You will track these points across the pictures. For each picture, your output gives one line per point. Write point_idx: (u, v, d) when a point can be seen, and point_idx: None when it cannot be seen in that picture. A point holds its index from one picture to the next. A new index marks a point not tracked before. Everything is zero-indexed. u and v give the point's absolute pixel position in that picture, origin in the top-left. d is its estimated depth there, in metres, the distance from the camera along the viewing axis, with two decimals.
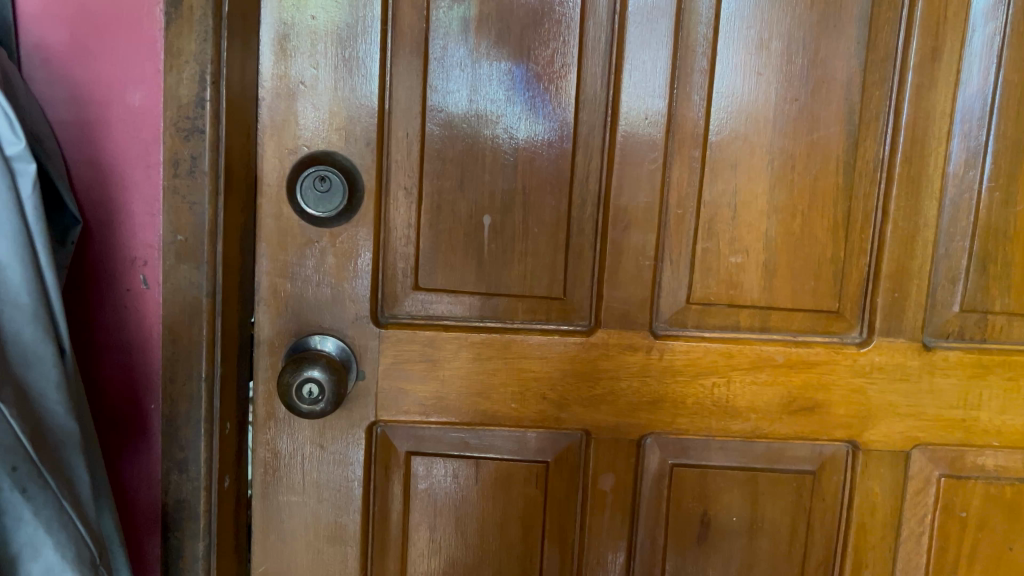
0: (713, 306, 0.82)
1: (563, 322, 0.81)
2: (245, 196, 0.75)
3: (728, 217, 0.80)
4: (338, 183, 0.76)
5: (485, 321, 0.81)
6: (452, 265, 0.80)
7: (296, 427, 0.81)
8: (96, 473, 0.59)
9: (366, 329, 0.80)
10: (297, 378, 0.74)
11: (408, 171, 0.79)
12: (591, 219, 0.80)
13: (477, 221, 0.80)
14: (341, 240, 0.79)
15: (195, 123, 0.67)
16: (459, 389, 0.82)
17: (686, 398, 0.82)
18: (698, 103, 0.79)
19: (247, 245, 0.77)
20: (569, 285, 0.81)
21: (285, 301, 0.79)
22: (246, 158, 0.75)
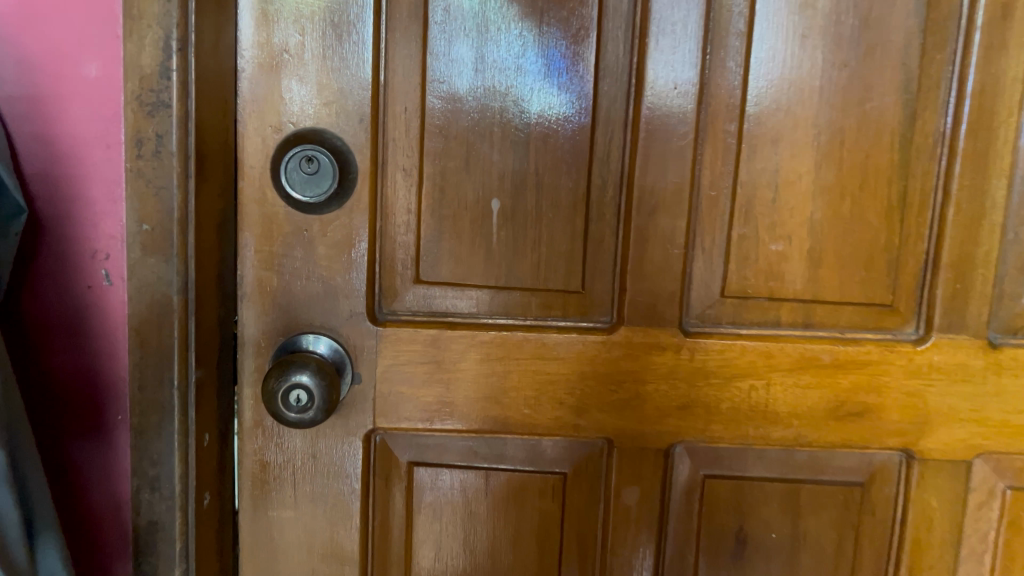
0: (751, 300, 0.73)
1: (581, 318, 0.73)
2: (224, 180, 0.67)
3: (768, 199, 0.71)
4: (327, 164, 0.67)
5: (495, 318, 0.73)
6: (457, 256, 0.72)
7: (286, 436, 0.73)
8: (35, 489, 0.52)
9: (362, 327, 0.72)
10: (284, 385, 0.66)
11: (408, 151, 0.71)
12: (612, 202, 0.71)
13: (485, 206, 0.71)
14: (333, 228, 0.71)
15: (160, 97, 0.59)
16: (466, 393, 0.73)
17: (720, 403, 0.73)
18: (733, 71, 0.70)
19: (227, 235, 0.69)
20: (588, 277, 0.72)
21: (272, 297, 0.71)
22: (224, 137, 0.67)
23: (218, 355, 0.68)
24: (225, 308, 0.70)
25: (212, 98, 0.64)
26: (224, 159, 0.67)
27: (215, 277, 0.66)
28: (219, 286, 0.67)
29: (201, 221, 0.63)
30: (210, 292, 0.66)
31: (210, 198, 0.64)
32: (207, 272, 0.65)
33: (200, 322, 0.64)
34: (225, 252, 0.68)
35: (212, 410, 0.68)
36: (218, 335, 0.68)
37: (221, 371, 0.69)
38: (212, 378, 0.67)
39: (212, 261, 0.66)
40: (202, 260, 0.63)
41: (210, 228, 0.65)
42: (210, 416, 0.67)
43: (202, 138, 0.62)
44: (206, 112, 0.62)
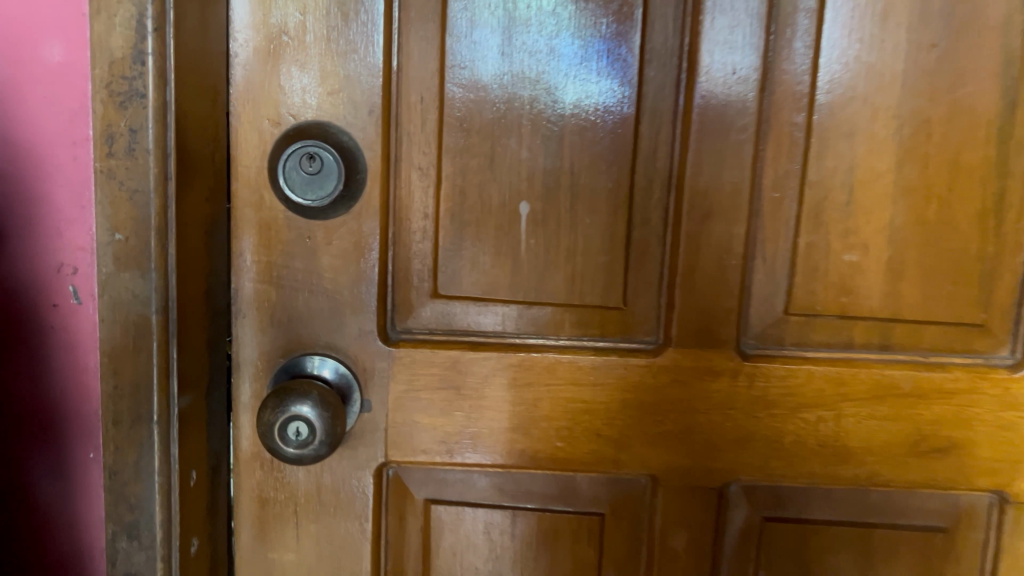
0: (820, 318, 0.63)
1: (623, 338, 0.64)
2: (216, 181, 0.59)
3: (840, 202, 0.61)
4: (331, 162, 0.58)
5: (523, 338, 0.64)
6: (481, 267, 0.63)
7: (288, 470, 0.65)
8: None
9: (373, 348, 0.63)
10: (281, 418, 0.57)
11: (424, 147, 0.62)
12: (659, 206, 0.62)
13: (513, 209, 0.62)
14: (340, 236, 0.62)
15: (134, 85, 0.50)
16: (491, 423, 0.64)
17: (783, 436, 0.64)
18: (801, 54, 0.60)
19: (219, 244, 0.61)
20: (630, 292, 0.63)
21: (270, 313, 0.63)
22: (214, 132, 0.58)
23: (209, 380, 0.60)
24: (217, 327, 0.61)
25: (198, 87, 0.55)
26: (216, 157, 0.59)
27: (204, 292, 0.58)
28: (209, 302, 0.59)
29: (185, 228, 0.54)
30: (198, 310, 0.57)
31: (198, 202, 0.56)
32: (194, 288, 0.56)
33: (184, 346, 0.55)
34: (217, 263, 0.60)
35: (201, 444, 0.59)
36: (209, 357, 0.60)
37: (213, 398, 0.61)
38: (202, 407, 0.59)
39: (200, 274, 0.57)
40: (187, 274, 0.55)
41: (197, 237, 0.56)
42: (199, 450, 0.59)
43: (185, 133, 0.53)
44: (189, 102, 0.54)
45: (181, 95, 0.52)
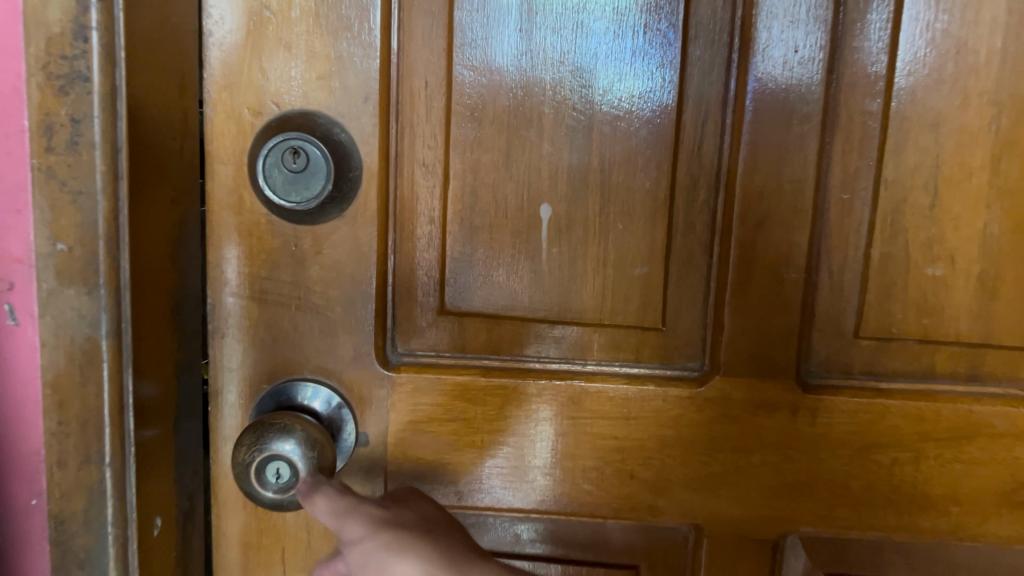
0: (896, 343, 0.53)
1: (662, 364, 0.55)
2: (186, 180, 0.51)
3: (923, 204, 0.52)
4: (317, 158, 0.50)
5: (544, 363, 0.55)
6: (495, 281, 0.54)
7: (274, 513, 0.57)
8: None
9: (370, 373, 0.55)
10: (257, 459, 0.49)
11: (429, 140, 0.53)
12: (705, 208, 0.53)
13: (533, 213, 0.53)
14: (332, 244, 0.53)
15: (76, 67, 0.42)
16: (507, 461, 0.56)
17: (850, 482, 0.54)
18: (878, 27, 0.50)
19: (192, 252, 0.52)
20: (670, 310, 0.54)
21: (252, 332, 0.55)
22: (183, 123, 0.50)
23: (179, 411, 0.52)
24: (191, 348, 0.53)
25: (159, 68, 0.47)
26: (186, 152, 0.50)
27: (171, 309, 0.50)
28: (176, 321, 0.51)
29: (142, 236, 0.46)
30: (163, 331, 0.49)
31: (161, 204, 0.48)
32: (157, 306, 0.48)
33: (143, 374, 0.47)
34: (188, 275, 0.52)
35: (169, 486, 0.51)
36: (179, 385, 0.52)
37: (186, 431, 0.53)
38: (170, 442, 0.51)
39: (165, 288, 0.49)
40: (146, 289, 0.47)
41: (159, 246, 0.48)
42: (167, 493, 0.51)
43: (140, 123, 0.45)
44: (147, 86, 0.45)
45: (134, 77, 0.44)
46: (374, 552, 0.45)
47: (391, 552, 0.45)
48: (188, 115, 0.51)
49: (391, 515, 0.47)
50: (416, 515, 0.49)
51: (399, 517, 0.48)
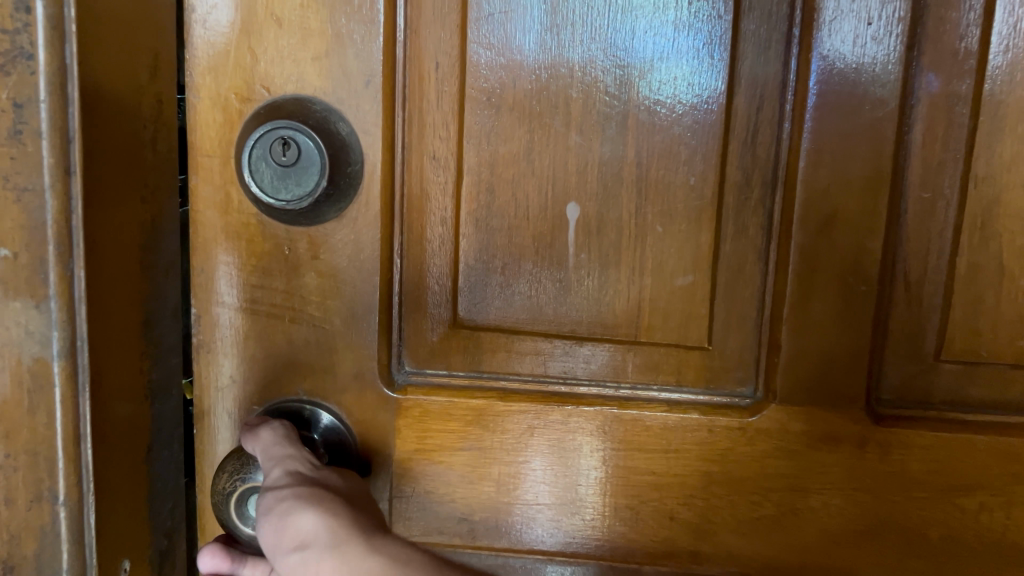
0: (985, 368, 0.45)
1: (706, 389, 0.48)
2: (169, 182, 0.46)
3: (1019, 206, 0.44)
4: (310, 150, 0.43)
5: (570, 385, 0.48)
6: (515, 290, 0.48)
7: None
8: None
9: (373, 395, 0.48)
10: (238, 489, 0.44)
11: (440, 129, 0.46)
12: (760, 209, 0.45)
13: (558, 214, 0.46)
14: (330, 247, 0.47)
15: (18, 42, 0.36)
16: (528, 497, 0.49)
17: (930, 530, 0.46)
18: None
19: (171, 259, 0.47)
20: (718, 326, 0.47)
21: (242, 346, 0.48)
22: (156, 111, 0.44)
23: (155, 439, 0.46)
24: (170, 367, 0.48)
25: (127, 50, 0.41)
26: (161, 145, 0.44)
27: (140, 325, 0.44)
28: (149, 337, 0.45)
29: (101, 242, 0.40)
30: (129, 349, 0.43)
31: (129, 206, 0.42)
32: (124, 320, 0.42)
33: (103, 399, 0.41)
34: (165, 284, 0.46)
35: (139, 523, 0.45)
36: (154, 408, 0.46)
37: (163, 460, 0.47)
38: (144, 473, 0.45)
39: (133, 300, 0.43)
40: (106, 302, 0.41)
41: (127, 253, 0.42)
42: (136, 531, 0.45)
43: (99, 108, 0.39)
44: (111, 68, 0.39)
45: (89, 56, 0.38)
46: (291, 500, 0.39)
47: (308, 504, 0.38)
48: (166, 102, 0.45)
49: (321, 476, 0.42)
50: (351, 486, 0.43)
51: (328, 480, 0.42)
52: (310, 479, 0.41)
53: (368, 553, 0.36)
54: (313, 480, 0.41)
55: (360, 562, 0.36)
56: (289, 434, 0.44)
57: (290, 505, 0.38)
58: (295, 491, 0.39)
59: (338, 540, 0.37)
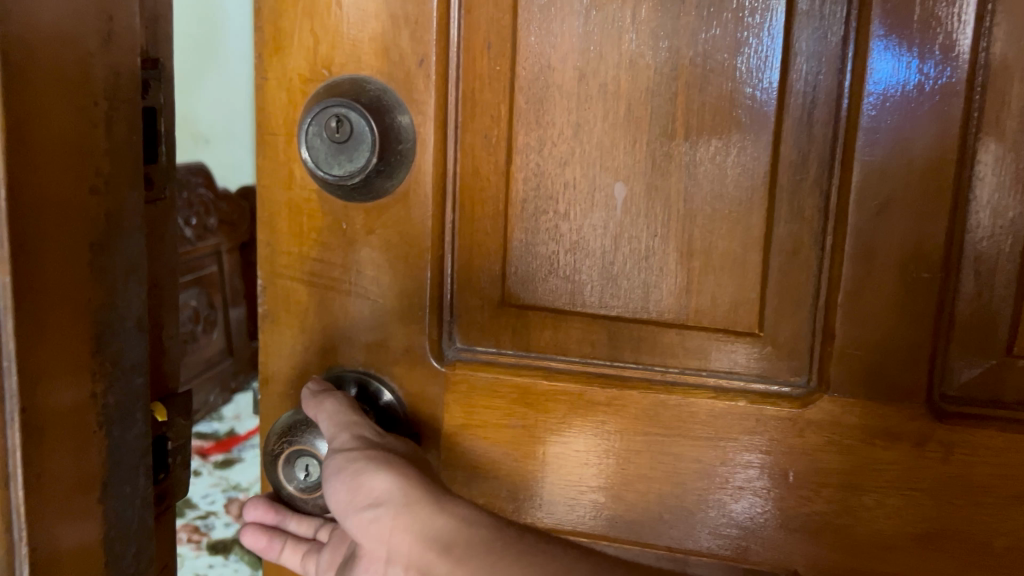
0: None
1: (756, 377, 0.46)
2: (132, 171, 0.37)
3: None
4: (359, 125, 0.45)
5: (617, 367, 0.48)
6: (562, 269, 0.47)
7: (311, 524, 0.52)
8: None
9: (422, 368, 0.49)
10: (285, 450, 0.46)
11: (491, 108, 0.47)
12: (815, 190, 0.44)
13: (607, 193, 0.46)
14: (383, 223, 0.48)
15: None
16: (569, 477, 0.49)
17: (995, 539, 0.43)
18: None
19: (135, 261, 0.38)
20: (770, 312, 0.45)
21: (301, 317, 0.51)
22: (114, 82, 0.36)
23: (111, 475, 0.37)
24: (133, 387, 0.39)
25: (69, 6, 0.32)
26: (118, 127, 0.36)
27: (93, 340, 0.35)
28: (102, 352, 0.36)
29: (39, 242, 0.32)
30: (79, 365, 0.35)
31: (71, 201, 0.33)
32: (70, 333, 0.34)
33: (39, 430, 0.33)
34: (126, 290, 0.38)
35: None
36: (101, 441, 0.36)
37: (124, 498, 0.39)
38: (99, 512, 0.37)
39: (82, 311, 0.35)
40: (42, 317, 0.32)
41: (74, 257, 0.34)
42: None
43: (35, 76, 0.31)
44: (50, 27, 0.31)
45: (11, 10, 0.29)
46: (360, 460, 0.43)
47: (377, 462, 0.42)
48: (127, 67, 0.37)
49: (384, 440, 0.45)
50: (410, 448, 0.46)
51: (391, 443, 0.45)
52: (375, 445, 0.44)
53: (436, 508, 0.41)
54: (377, 445, 0.44)
55: (431, 520, 0.40)
56: (349, 405, 0.46)
57: (359, 465, 0.42)
58: (363, 453, 0.43)
59: (408, 497, 0.41)
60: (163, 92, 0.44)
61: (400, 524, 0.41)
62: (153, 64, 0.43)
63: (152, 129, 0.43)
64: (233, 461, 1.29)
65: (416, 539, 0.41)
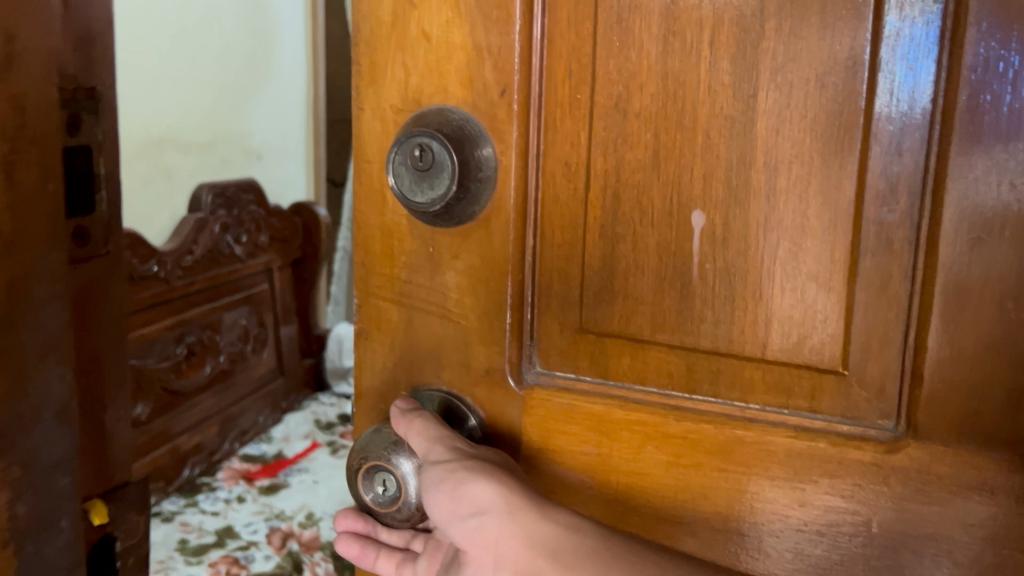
0: None
1: (843, 419, 0.44)
2: (50, 233, 0.46)
3: None
4: (440, 153, 0.45)
5: (697, 400, 0.47)
6: (640, 298, 0.47)
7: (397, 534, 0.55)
8: None
9: (503, 391, 0.50)
10: (362, 465, 0.49)
11: (572, 136, 0.47)
12: (906, 221, 0.41)
13: (684, 222, 0.45)
14: (465, 248, 0.49)
15: None
16: (649, 507, 0.49)
17: None
18: None
19: (51, 333, 0.46)
20: (857, 349, 0.43)
21: (392, 335, 0.53)
22: (17, 124, 0.43)
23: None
24: (58, 487, 0.48)
25: None
26: (23, 173, 0.44)
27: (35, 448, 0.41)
28: (9, 456, 0.44)
29: None
30: None
31: None
32: None
33: None
34: None
35: None
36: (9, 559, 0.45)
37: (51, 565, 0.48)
38: None
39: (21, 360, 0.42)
40: None
41: None
42: None
43: None
44: None
45: None
46: (460, 471, 0.46)
47: (476, 471, 0.46)
48: (38, 116, 0.44)
49: (476, 449, 0.48)
50: (499, 455, 0.49)
51: (483, 451, 0.48)
52: (470, 455, 0.47)
53: (540, 511, 0.44)
54: (471, 454, 0.47)
55: (538, 526, 0.44)
56: (437, 422, 0.49)
57: (460, 475, 0.46)
58: (461, 463, 0.46)
59: (513, 505, 0.45)
60: (101, 126, 0.55)
61: (509, 528, 0.44)
62: (73, 116, 0.53)
63: (91, 172, 0.55)
64: (278, 488, 1.65)
65: (528, 546, 0.44)
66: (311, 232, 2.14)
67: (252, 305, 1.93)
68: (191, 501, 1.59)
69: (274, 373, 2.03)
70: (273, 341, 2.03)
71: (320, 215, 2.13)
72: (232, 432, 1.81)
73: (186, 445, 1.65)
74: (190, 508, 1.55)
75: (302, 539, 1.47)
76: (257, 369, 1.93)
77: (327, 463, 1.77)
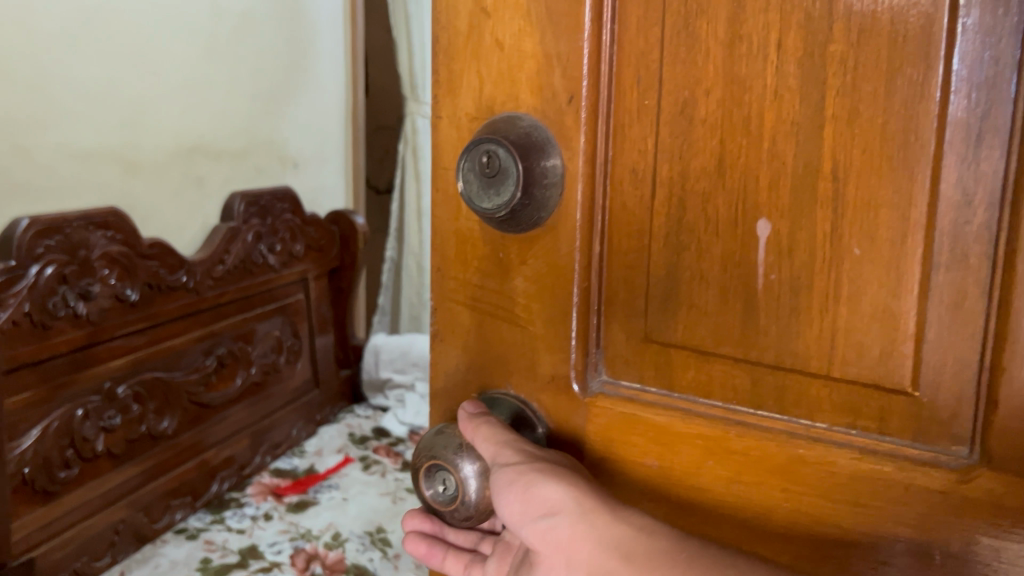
0: None
1: (913, 442, 0.41)
2: None
3: None
4: (506, 161, 0.46)
5: (761, 416, 0.45)
6: (704, 310, 0.46)
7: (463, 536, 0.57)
8: None
9: (569, 397, 0.51)
10: (425, 463, 0.50)
11: (640, 144, 0.47)
12: (982, 236, 0.38)
13: (748, 232, 0.44)
14: (532, 254, 0.50)
15: None
16: (712, 521, 0.48)
17: None
18: None
19: None
20: (927, 370, 0.40)
21: (466, 338, 0.54)
22: None
23: None
24: None
25: None
26: None
27: None
28: None
29: None
30: None
31: None
32: None
33: None
34: None
35: None
36: None
37: None
38: None
39: None
40: None
41: None
42: None
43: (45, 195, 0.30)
44: None
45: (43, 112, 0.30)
46: (529, 472, 0.47)
47: (545, 473, 0.47)
48: None
49: (542, 452, 0.49)
50: (565, 457, 0.50)
51: (548, 455, 0.49)
52: (537, 458, 0.48)
53: (611, 513, 0.45)
54: (538, 456, 0.48)
55: (609, 529, 0.45)
56: (503, 426, 0.50)
57: (530, 476, 0.47)
58: (530, 465, 0.47)
59: (585, 506, 0.46)
60: None
61: (585, 527, 0.46)
62: None
63: None
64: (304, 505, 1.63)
65: (600, 547, 0.45)
66: (348, 241, 2.14)
67: (285, 318, 1.93)
68: (218, 517, 1.59)
69: (308, 382, 2.04)
70: (308, 352, 2.04)
71: (353, 223, 2.13)
72: (265, 444, 1.83)
73: (217, 459, 1.66)
74: (216, 525, 1.55)
75: (324, 561, 1.42)
76: (289, 382, 1.94)
77: (358, 479, 1.76)
